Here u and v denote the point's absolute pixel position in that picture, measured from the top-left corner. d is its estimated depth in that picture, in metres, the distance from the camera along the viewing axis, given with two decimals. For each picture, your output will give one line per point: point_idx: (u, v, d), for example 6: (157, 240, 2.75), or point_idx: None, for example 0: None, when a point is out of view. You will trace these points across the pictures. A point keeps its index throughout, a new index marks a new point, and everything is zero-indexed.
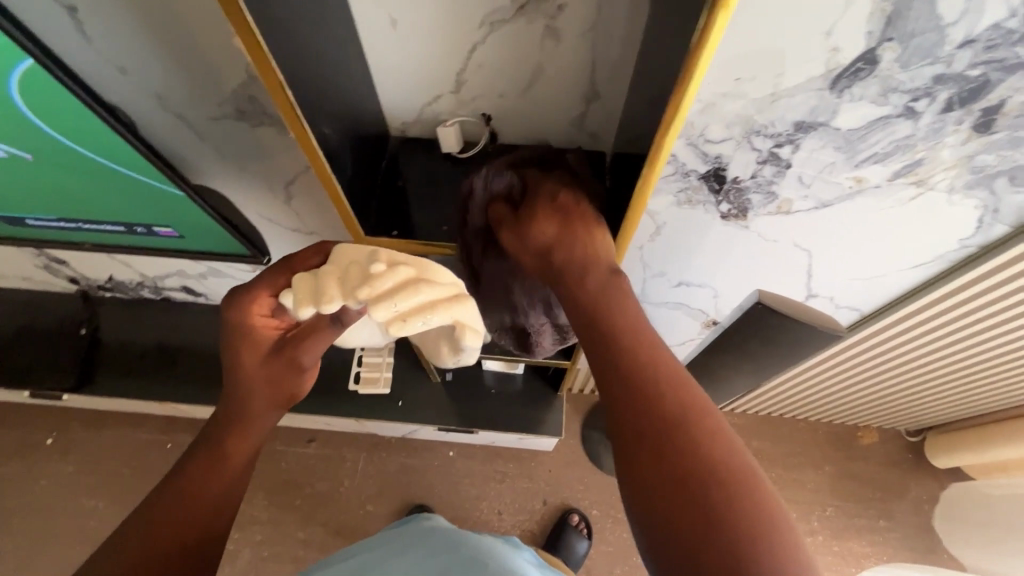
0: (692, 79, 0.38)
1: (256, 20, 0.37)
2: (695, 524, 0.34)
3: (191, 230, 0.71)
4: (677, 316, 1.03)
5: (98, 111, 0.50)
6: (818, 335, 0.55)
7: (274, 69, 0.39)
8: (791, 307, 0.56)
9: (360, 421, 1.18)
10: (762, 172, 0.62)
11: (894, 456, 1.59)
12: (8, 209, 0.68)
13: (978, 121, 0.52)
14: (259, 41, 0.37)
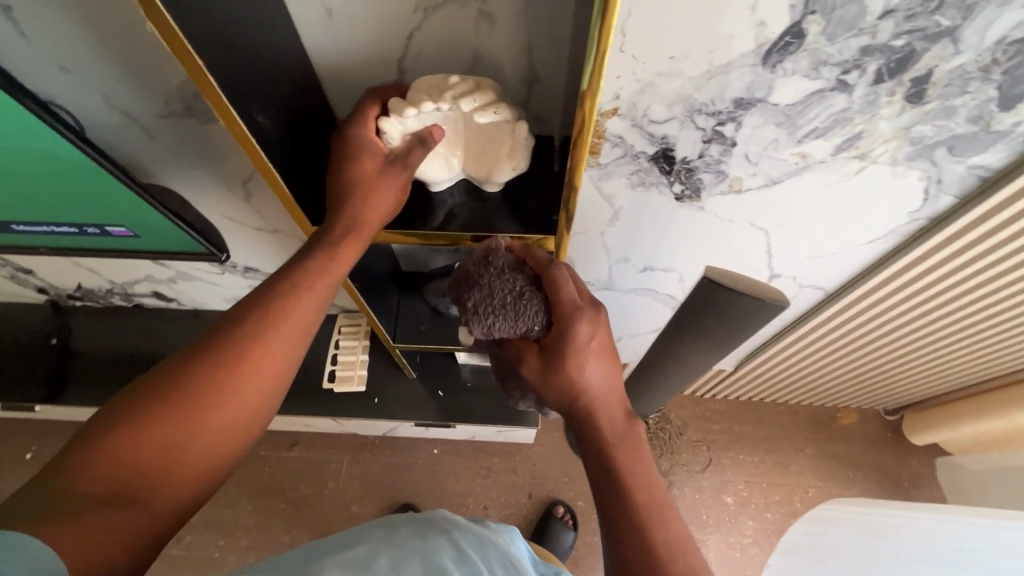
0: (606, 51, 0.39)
1: (174, 9, 0.37)
2: None
3: (146, 229, 0.70)
4: (647, 302, 1.04)
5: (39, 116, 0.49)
6: (768, 308, 0.56)
7: (200, 66, 0.40)
8: (739, 283, 0.56)
9: (338, 420, 1.18)
10: (709, 151, 0.63)
11: (873, 435, 1.61)
12: None
13: (910, 92, 0.53)
14: (173, 27, 0.37)
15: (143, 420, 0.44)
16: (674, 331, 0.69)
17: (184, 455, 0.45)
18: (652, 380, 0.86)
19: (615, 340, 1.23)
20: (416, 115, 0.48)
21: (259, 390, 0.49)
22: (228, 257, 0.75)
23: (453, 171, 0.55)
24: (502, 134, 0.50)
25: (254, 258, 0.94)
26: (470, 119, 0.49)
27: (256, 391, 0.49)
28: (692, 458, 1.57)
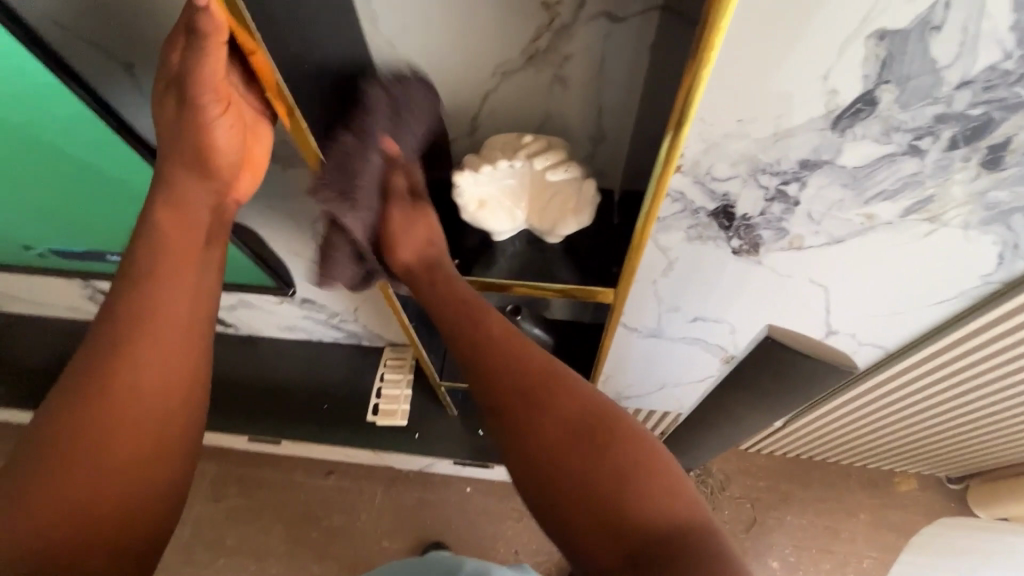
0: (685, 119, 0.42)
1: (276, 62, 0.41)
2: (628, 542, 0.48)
3: None
4: (694, 352, 1.02)
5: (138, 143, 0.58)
6: (834, 372, 0.55)
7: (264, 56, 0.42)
8: (812, 348, 0.55)
9: (378, 453, 1.19)
10: (771, 209, 0.63)
11: (934, 504, 1.50)
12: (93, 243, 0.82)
13: (987, 158, 0.52)
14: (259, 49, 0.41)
15: (49, 436, 0.48)
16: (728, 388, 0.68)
17: (108, 436, 0.49)
18: (701, 434, 0.84)
19: (658, 388, 1.21)
20: (491, 172, 0.51)
21: (156, 370, 0.52)
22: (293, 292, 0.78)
23: (516, 222, 0.55)
24: (570, 190, 0.52)
25: (312, 290, 0.98)
26: (539, 176, 0.51)
27: (156, 371, 0.52)
28: (734, 516, 1.50)
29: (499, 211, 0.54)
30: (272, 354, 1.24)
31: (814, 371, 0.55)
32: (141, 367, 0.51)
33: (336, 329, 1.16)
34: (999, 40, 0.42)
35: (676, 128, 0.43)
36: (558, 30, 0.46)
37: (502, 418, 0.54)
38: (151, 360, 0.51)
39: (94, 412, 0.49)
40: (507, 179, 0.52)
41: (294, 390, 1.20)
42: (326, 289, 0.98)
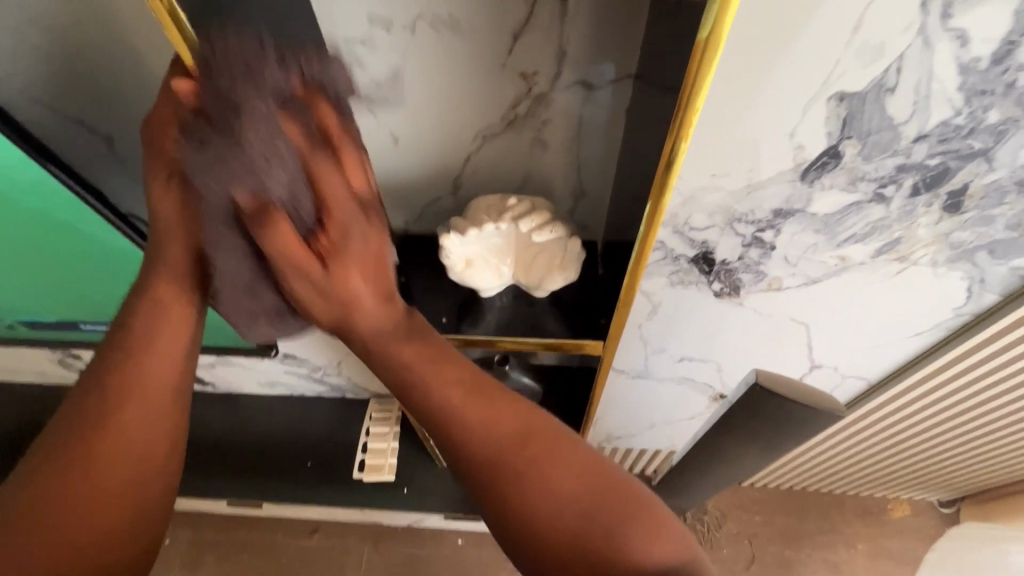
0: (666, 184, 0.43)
1: None
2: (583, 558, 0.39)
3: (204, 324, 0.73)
4: (683, 390, 1.02)
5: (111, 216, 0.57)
6: (825, 415, 0.55)
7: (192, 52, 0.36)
8: (806, 393, 0.56)
9: (366, 510, 1.14)
10: (748, 254, 0.65)
11: (928, 529, 1.50)
12: (66, 314, 0.79)
13: (948, 203, 0.55)
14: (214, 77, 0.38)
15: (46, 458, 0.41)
16: (721, 433, 0.67)
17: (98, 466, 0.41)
18: (697, 477, 0.84)
19: (649, 427, 1.20)
20: (477, 236, 0.51)
21: (139, 432, 0.43)
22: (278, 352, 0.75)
23: (504, 280, 0.55)
24: (555, 248, 0.53)
25: (295, 345, 0.96)
26: (525, 238, 0.52)
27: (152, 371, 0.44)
28: (732, 554, 1.48)
29: (487, 272, 0.54)
30: (253, 411, 1.20)
31: (809, 416, 0.56)
32: (125, 428, 0.42)
33: (319, 383, 1.13)
34: (948, 99, 0.44)
35: (659, 193, 0.45)
36: (536, 96, 0.47)
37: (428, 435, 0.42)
38: (136, 419, 0.43)
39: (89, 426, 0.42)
40: (493, 241, 0.52)
41: (276, 448, 1.16)
42: (309, 343, 0.97)
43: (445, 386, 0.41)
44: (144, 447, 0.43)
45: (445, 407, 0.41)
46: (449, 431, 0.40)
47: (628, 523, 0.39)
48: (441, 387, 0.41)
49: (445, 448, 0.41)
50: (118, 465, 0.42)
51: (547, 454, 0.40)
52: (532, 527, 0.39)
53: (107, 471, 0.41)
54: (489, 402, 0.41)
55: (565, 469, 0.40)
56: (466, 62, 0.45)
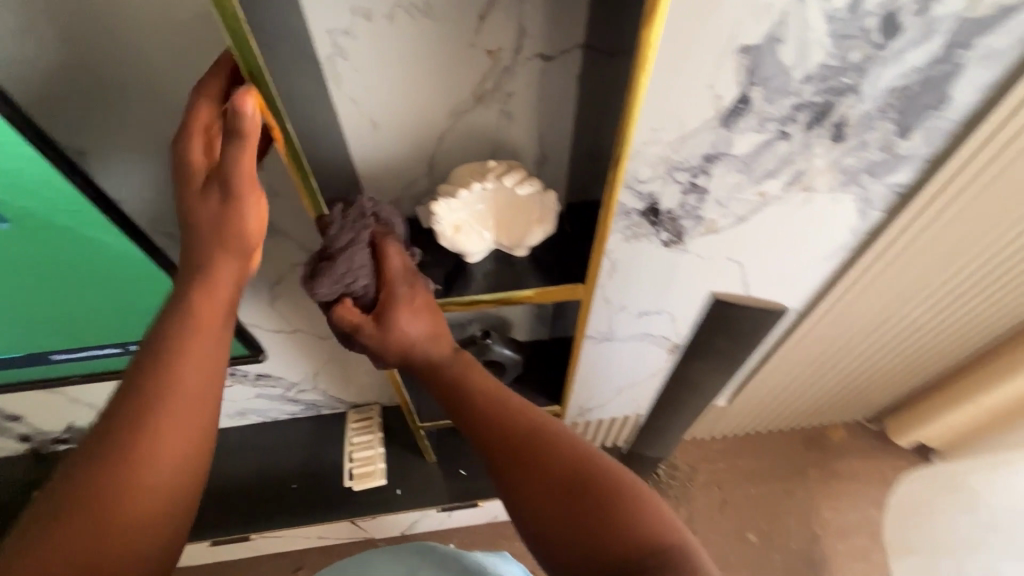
0: (626, 137, 0.50)
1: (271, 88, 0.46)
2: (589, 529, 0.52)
3: None
4: (644, 347, 1.12)
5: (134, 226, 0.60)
6: (771, 317, 0.66)
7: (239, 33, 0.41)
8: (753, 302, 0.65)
9: (360, 522, 1.14)
10: (687, 200, 0.75)
11: (863, 445, 1.70)
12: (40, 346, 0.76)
13: (834, 133, 0.68)
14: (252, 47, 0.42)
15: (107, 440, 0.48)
16: (689, 359, 0.77)
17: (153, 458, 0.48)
18: (670, 414, 0.93)
19: (617, 391, 1.29)
20: (465, 195, 0.58)
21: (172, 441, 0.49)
22: None
23: (487, 243, 0.61)
24: (533, 204, 0.59)
25: (269, 361, 0.96)
26: (508, 194, 0.59)
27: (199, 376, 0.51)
28: (706, 502, 1.60)
29: (476, 235, 0.60)
30: (224, 446, 1.16)
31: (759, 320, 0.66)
32: (161, 439, 0.48)
33: (294, 402, 1.12)
34: (823, 44, 0.57)
35: (620, 147, 0.51)
36: (501, 72, 0.54)
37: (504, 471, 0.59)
38: (169, 434, 0.49)
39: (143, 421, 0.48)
40: (479, 201, 0.59)
41: (256, 477, 1.13)
42: (285, 358, 0.96)
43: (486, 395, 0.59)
44: (178, 457, 0.49)
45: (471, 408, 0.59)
46: (484, 426, 0.57)
47: (616, 498, 0.50)
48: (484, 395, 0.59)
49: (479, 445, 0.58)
50: (153, 473, 0.47)
51: (558, 446, 0.55)
52: (537, 501, 0.53)
53: (143, 469, 0.47)
54: (514, 406, 0.58)
55: (571, 456, 0.54)
56: (439, 45, 0.51)
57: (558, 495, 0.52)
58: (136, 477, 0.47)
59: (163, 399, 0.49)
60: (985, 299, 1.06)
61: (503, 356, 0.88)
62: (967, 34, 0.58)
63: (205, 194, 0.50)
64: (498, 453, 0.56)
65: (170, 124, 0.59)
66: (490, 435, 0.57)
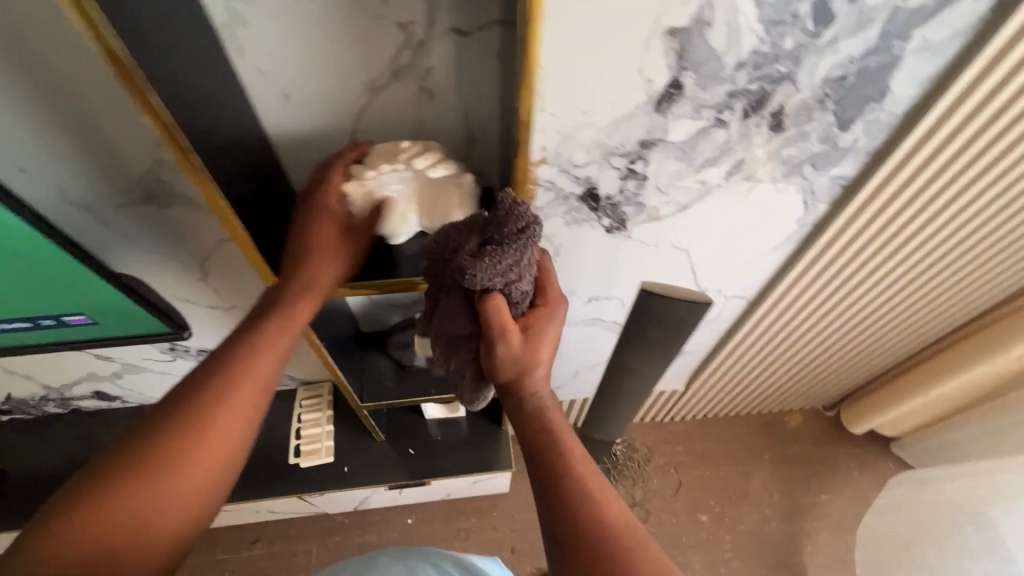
0: None
1: None
2: None
3: (108, 317, 0.68)
4: (596, 332, 1.12)
5: (33, 222, 0.52)
6: (696, 310, 0.65)
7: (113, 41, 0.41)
8: (678, 292, 0.65)
9: (308, 498, 1.14)
10: (627, 186, 0.73)
11: (818, 432, 1.73)
12: None
13: (772, 123, 0.66)
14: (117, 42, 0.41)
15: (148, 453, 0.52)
16: (623, 348, 0.76)
17: (194, 466, 0.53)
18: (611, 401, 0.94)
19: (573, 375, 1.29)
20: (376, 177, 0.57)
21: (202, 465, 0.53)
22: (192, 332, 0.74)
23: (407, 223, 0.61)
24: (451, 186, 0.58)
25: (207, 337, 0.94)
26: (423, 177, 0.57)
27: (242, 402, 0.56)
28: (662, 484, 1.63)
29: (395, 218, 0.60)
30: None
31: (685, 311, 0.65)
32: (195, 464, 0.53)
33: None
34: (753, 29, 0.55)
35: None
36: (416, 46, 0.52)
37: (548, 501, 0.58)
38: (201, 456, 0.53)
39: (190, 433, 0.53)
40: (395, 184, 0.58)
41: None
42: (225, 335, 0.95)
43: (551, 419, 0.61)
44: (201, 483, 0.53)
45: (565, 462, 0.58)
46: (534, 447, 0.60)
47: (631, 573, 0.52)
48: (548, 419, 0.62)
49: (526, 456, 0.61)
50: (184, 485, 0.52)
51: (598, 501, 0.57)
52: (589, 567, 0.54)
53: (168, 489, 0.51)
54: (571, 444, 0.60)
55: (608, 517, 0.56)
56: (345, 14, 0.49)
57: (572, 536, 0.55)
58: (161, 492, 0.51)
59: (209, 425, 0.54)
60: (932, 292, 1.07)
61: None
62: (902, 25, 0.57)
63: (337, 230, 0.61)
64: (538, 474, 0.59)
65: (67, 88, 0.53)
66: (535, 453, 0.60)
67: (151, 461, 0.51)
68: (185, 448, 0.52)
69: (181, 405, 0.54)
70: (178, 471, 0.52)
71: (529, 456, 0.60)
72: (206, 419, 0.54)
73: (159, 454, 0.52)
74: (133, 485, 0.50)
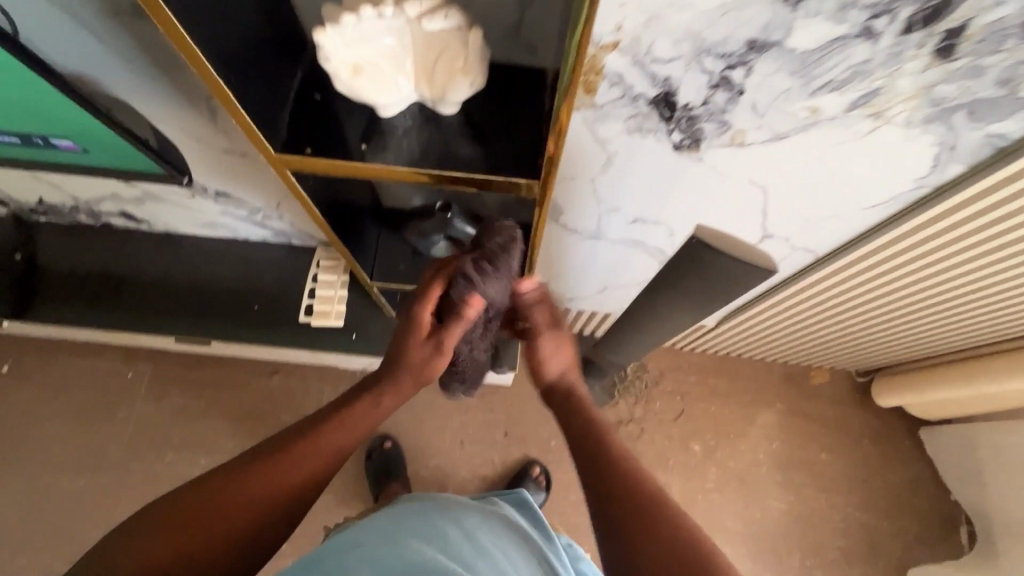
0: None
1: None
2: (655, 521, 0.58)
3: (96, 148, 0.72)
4: (633, 254, 1.02)
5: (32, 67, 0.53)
6: (757, 274, 0.53)
7: None
8: (745, 250, 0.53)
9: (317, 352, 1.20)
10: (714, 98, 0.58)
11: (843, 395, 1.65)
12: None
13: (940, 45, 0.48)
14: None
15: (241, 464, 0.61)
16: (658, 286, 0.67)
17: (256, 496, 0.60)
18: (632, 331, 0.87)
19: (599, 289, 1.22)
20: (355, 24, 0.47)
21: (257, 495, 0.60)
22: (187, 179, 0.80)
23: (399, 88, 0.54)
24: (456, 43, 0.51)
25: (222, 180, 0.89)
26: (419, 29, 0.49)
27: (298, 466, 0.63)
28: (664, 408, 1.63)
29: (380, 72, 0.52)
30: (198, 252, 1.23)
31: (749, 275, 0.54)
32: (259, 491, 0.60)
33: (261, 226, 1.08)
34: None
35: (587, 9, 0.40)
36: None
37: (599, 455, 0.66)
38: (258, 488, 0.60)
39: (262, 467, 0.61)
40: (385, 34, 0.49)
41: (233, 283, 1.21)
42: (235, 178, 0.89)
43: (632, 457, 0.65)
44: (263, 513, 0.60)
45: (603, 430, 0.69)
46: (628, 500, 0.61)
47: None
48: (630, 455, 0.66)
49: (609, 521, 0.60)
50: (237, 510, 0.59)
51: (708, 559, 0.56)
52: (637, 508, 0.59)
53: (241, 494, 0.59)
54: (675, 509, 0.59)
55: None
56: None
57: (643, 535, 0.58)
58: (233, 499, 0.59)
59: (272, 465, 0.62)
60: None
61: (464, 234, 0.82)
62: None
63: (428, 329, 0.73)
64: (630, 533, 0.58)
65: None
66: (626, 515, 0.60)
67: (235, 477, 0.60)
68: (270, 469, 0.61)
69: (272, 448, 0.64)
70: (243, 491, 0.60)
71: (616, 523, 0.60)
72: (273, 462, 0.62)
73: (237, 477, 0.60)
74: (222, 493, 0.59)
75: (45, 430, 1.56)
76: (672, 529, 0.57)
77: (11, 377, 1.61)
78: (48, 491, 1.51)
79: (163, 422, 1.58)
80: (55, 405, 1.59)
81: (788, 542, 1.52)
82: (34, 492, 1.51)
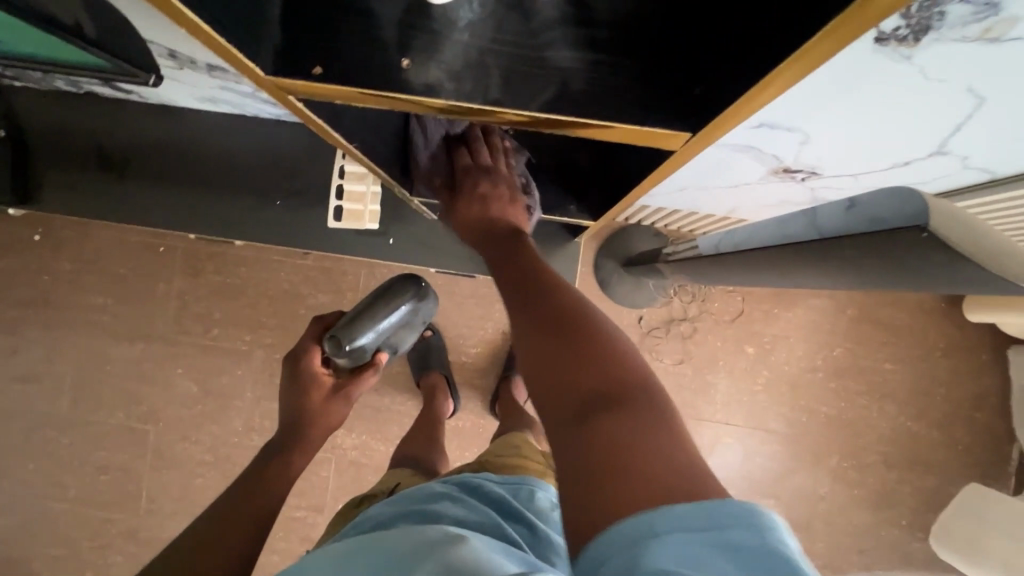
0: None
1: None
2: (600, 454, 0.44)
3: (53, 47, 0.71)
4: (740, 160, 0.80)
5: None
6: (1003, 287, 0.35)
7: None
8: (1003, 252, 0.35)
9: (345, 250, 1.09)
10: None
11: (925, 303, 1.49)
12: None
13: None
14: None
15: (239, 494, 0.83)
16: (814, 250, 0.49)
17: (255, 510, 0.81)
18: (744, 265, 0.70)
19: (678, 190, 1.03)
20: None
21: (256, 509, 0.81)
22: (158, 82, 0.76)
23: None
24: None
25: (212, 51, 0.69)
26: None
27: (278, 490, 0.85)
28: (722, 308, 1.51)
29: None
30: (204, 130, 1.05)
31: (998, 291, 0.36)
32: (258, 501, 0.82)
33: (271, 105, 0.89)
34: None
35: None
36: None
37: (552, 351, 0.53)
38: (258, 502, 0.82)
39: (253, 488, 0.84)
40: None
41: (249, 166, 1.05)
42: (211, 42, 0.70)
43: (606, 364, 0.51)
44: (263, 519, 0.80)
45: (575, 331, 0.55)
46: (565, 364, 0.52)
47: (632, 515, 0.40)
48: (609, 361, 0.51)
49: (542, 349, 0.54)
50: (244, 518, 0.79)
51: (633, 444, 0.44)
52: (581, 428, 0.47)
53: (248, 511, 0.80)
54: (623, 387, 0.49)
55: (635, 454, 0.44)
56: None
57: (591, 470, 0.44)
58: (245, 509, 0.80)
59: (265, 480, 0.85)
60: None
61: (361, 347, 1.01)
62: None
63: (316, 383, 0.97)
64: (555, 408, 0.50)
65: None
66: (551, 378, 0.52)
67: (239, 498, 0.82)
68: (264, 483, 0.85)
69: (257, 472, 0.86)
70: (238, 528, 0.78)
71: (542, 384, 0.52)
72: (265, 483, 0.85)
73: (238, 501, 0.81)
74: (235, 508, 0.80)
75: (88, 301, 1.57)
76: (627, 462, 0.43)
77: (43, 248, 1.57)
78: (105, 358, 1.57)
79: (200, 297, 1.56)
80: (92, 278, 1.57)
81: (828, 446, 1.51)
82: (92, 359, 1.57)
